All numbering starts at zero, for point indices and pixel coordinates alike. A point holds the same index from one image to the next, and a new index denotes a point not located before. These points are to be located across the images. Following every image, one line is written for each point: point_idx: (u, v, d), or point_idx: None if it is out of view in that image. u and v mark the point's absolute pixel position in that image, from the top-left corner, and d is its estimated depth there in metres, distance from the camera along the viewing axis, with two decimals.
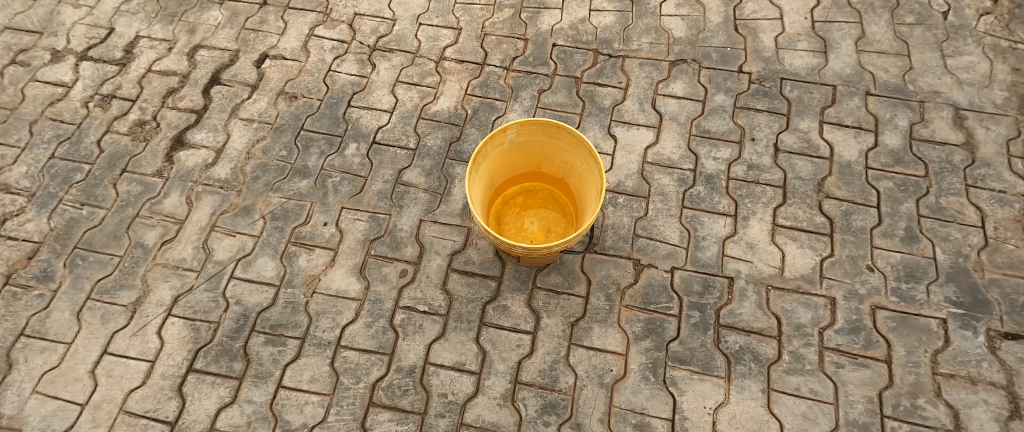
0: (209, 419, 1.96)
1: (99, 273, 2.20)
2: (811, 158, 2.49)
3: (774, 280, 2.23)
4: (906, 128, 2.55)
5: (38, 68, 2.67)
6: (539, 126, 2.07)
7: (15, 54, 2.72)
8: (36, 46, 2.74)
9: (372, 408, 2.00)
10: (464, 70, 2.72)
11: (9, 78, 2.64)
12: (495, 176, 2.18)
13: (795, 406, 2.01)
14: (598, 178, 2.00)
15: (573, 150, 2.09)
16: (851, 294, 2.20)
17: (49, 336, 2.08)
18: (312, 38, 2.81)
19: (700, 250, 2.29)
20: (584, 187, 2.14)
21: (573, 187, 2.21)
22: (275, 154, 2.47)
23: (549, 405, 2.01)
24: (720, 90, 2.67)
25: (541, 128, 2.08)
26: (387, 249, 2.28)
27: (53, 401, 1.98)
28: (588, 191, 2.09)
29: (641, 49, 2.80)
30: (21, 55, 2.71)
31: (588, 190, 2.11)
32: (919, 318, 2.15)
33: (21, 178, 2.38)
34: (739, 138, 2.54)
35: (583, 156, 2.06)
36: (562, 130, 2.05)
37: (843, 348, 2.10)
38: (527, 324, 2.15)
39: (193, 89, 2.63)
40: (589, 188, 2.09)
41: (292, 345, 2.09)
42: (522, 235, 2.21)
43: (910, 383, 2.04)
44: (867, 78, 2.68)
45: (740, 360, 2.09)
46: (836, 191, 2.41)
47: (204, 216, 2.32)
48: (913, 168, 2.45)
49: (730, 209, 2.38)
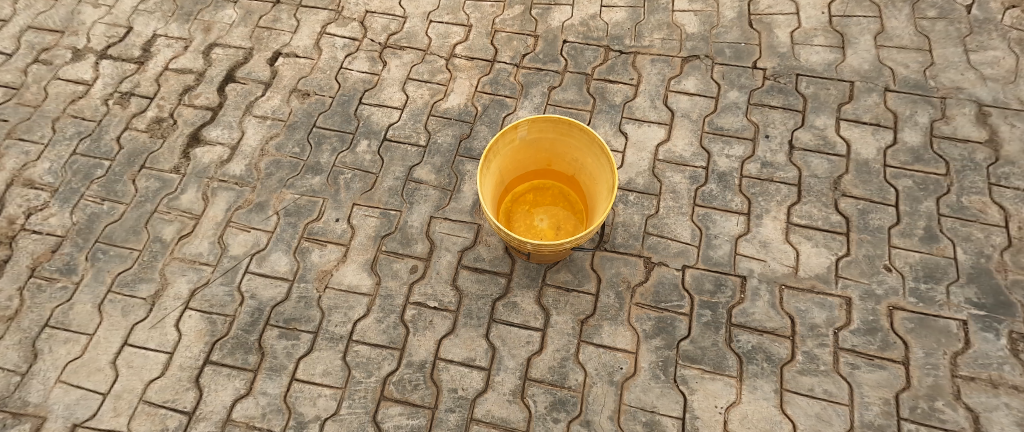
0: (224, 410, 2.03)
1: (119, 267, 2.25)
2: (827, 156, 2.44)
3: (787, 280, 2.20)
4: (926, 124, 2.48)
5: (60, 66, 2.73)
6: (551, 122, 2.06)
7: (38, 53, 2.78)
8: (58, 44, 2.80)
9: (383, 402, 2.04)
10: (474, 68, 2.71)
11: (33, 77, 2.70)
12: (504, 174, 2.18)
13: (808, 406, 1.98)
14: (609, 176, 2.00)
15: (584, 146, 2.08)
16: (867, 294, 2.16)
17: (72, 328, 2.15)
18: (323, 36, 2.82)
19: (712, 249, 2.27)
20: (594, 185, 2.14)
21: (583, 185, 2.21)
22: (288, 151, 2.49)
23: (558, 402, 2.02)
24: (733, 86, 2.63)
25: (551, 125, 2.08)
26: (397, 246, 2.30)
27: (76, 391, 2.05)
28: (599, 189, 2.08)
29: (653, 45, 2.77)
30: (43, 54, 2.77)
31: (598, 188, 2.10)
32: (938, 320, 2.10)
33: (44, 174, 2.43)
34: (752, 135, 2.50)
35: (595, 153, 2.05)
36: (574, 127, 2.05)
37: (858, 349, 2.07)
38: (536, 321, 2.16)
39: (208, 87, 2.66)
40: (600, 186, 2.09)
41: (305, 339, 2.14)
42: (532, 232, 2.21)
43: (928, 386, 2.00)
44: (886, 74, 2.61)
45: (752, 359, 2.07)
46: (852, 190, 2.37)
47: (219, 212, 2.35)
48: (932, 167, 2.39)
49: (742, 207, 2.35)
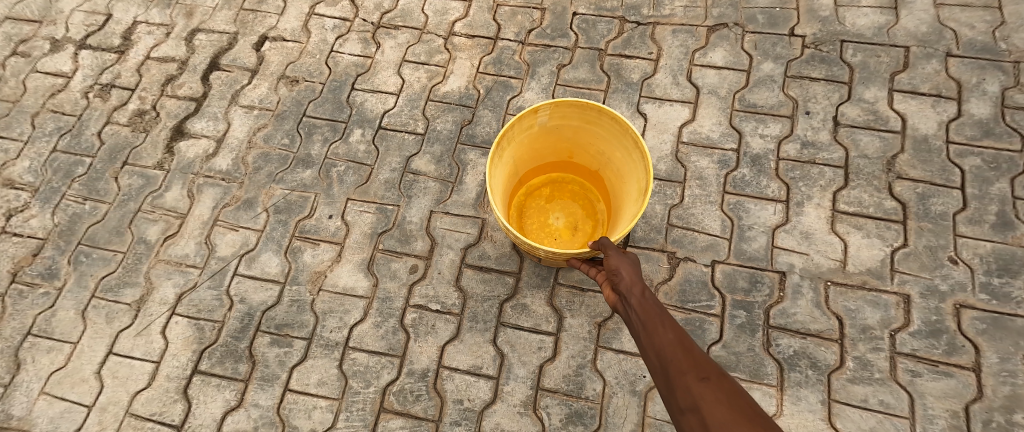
0: (213, 423, 1.88)
1: (102, 270, 2.12)
2: (878, 133, 2.14)
3: (834, 276, 1.94)
4: (996, 94, 2.16)
5: (38, 58, 2.57)
6: (576, 108, 1.74)
7: (16, 45, 2.61)
8: (36, 35, 2.63)
9: (382, 415, 1.86)
10: (475, 47, 2.48)
11: (10, 70, 2.55)
12: (518, 164, 1.91)
13: (862, 420, 1.75)
14: (640, 176, 1.70)
15: (612, 139, 1.78)
16: (930, 290, 1.89)
17: (55, 336, 2.03)
18: (312, 17, 2.61)
19: (746, 242, 2.01)
20: (620, 183, 1.87)
21: (607, 181, 1.95)
22: (277, 143, 2.32)
23: (574, 414, 1.83)
24: (766, 57, 2.33)
25: (577, 111, 1.76)
26: (395, 243, 2.11)
27: (59, 403, 1.93)
28: (625, 189, 1.81)
29: (674, 14, 2.47)
30: (22, 46, 2.61)
31: (624, 187, 1.83)
32: (1016, 319, 1.84)
33: (25, 173, 2.31)
34: (790, 112, 2.21)
35: (625, 147, 1.74)
36: (603, 116, 1.72)
37: (920, 354, 1.82)
38: (548, 325, 1.95)
39: (192, 76, 2.49)
40: (627, 186, 1.81)
41: (297, 347, 1.97)
42: (544, 231, 2.00)
43: (1005, 396, 1.75)
44: (947, 36, 2.28)
45: (795, 367, 1.83)
46: (909, 171, 2.07)
47: (206, 210, 2.20)
48: (1005, 142, 2.08)
49: (780, 193, 2.08)
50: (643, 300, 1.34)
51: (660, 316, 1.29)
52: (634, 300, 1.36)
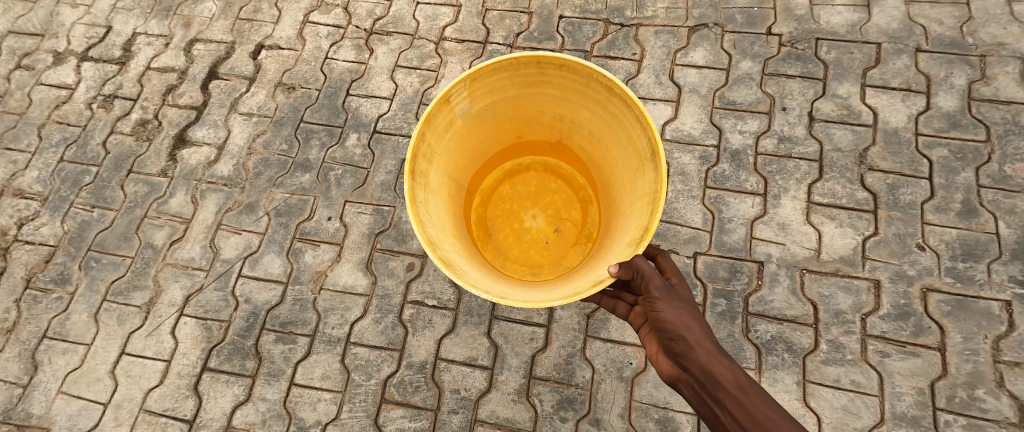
0: (224, 417, 1.99)
1: (112, 275, 2.21)
2: (851, 127, 2.25)
3: (808, 264, 2.06)
4: (964, 87, 2.26)
5: (42, 71, 2.62)
6: (503, 73, 1.53)
7: (19, 59, 2.66)
8: (38, 49, 2.68)
9: (384, 405, 1.98)
10: (465, 51, 2.55)
11: (15, 83, 2.60)
12: (460, 172, 1.69)
13: (834, 399, 1.89)
14: (630, 132, 1.51)
15: (570, 93, 1.58)
16: (898, 275, 2.01)
17: (69, 338, 2.12)
18: (306, 25, 2.67)
19: (725, 234, 2.12)
20: (597, 145, 1.67)
21: (580, 152, 1.76)
22: (276, 148, 2.40)
23: (565, 400, 1.95)
24: (745, 56, 2.42)
25: (507, 77, 1.55)
26: (392, 242, 2.20)
27: (76, 401, 2.03)
28: (612, 151, 1.62)
29: (657, 15, 2.54)
30: (25, 59, 2.65)
31: (607, 149, 1.64)
32: (979, 301, 1.97)
33: (33, 183, 2.39)
34: (768, 108, 2.31)
35: (592, 98, 1.56)
36: (546, 68, 1.52)
37: (888, 336, 1.94)
38: (540, 317, 2.06)
39: (191, 84, 2.55)
40: (610, 147, 1.62)
41: (302, 343, 2.08)
42: (529, 240, 1.79)
43: (967, 373, 1.88)
44: (917, 32, 2.37)
45: (771, 350, 1.95)
46: (880, 163, 2.18)
47: (209, 215, 2.29)
48: (971, 133, 2.19)
49: (758, 187, 2.18)
50: (734, 389, 1.19)
51: (759, 409, 1.17)
52: (720, 388, 1.21)
